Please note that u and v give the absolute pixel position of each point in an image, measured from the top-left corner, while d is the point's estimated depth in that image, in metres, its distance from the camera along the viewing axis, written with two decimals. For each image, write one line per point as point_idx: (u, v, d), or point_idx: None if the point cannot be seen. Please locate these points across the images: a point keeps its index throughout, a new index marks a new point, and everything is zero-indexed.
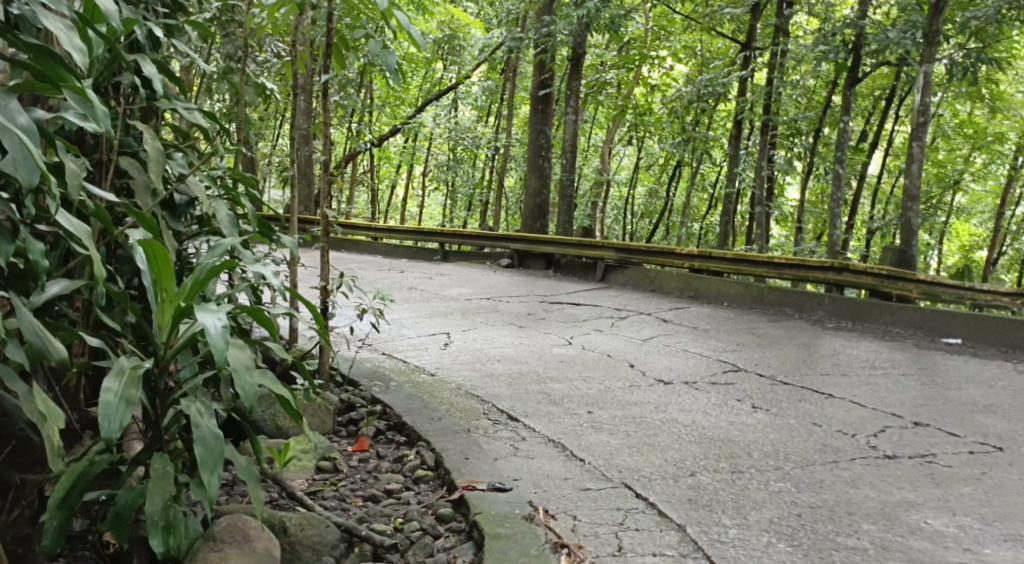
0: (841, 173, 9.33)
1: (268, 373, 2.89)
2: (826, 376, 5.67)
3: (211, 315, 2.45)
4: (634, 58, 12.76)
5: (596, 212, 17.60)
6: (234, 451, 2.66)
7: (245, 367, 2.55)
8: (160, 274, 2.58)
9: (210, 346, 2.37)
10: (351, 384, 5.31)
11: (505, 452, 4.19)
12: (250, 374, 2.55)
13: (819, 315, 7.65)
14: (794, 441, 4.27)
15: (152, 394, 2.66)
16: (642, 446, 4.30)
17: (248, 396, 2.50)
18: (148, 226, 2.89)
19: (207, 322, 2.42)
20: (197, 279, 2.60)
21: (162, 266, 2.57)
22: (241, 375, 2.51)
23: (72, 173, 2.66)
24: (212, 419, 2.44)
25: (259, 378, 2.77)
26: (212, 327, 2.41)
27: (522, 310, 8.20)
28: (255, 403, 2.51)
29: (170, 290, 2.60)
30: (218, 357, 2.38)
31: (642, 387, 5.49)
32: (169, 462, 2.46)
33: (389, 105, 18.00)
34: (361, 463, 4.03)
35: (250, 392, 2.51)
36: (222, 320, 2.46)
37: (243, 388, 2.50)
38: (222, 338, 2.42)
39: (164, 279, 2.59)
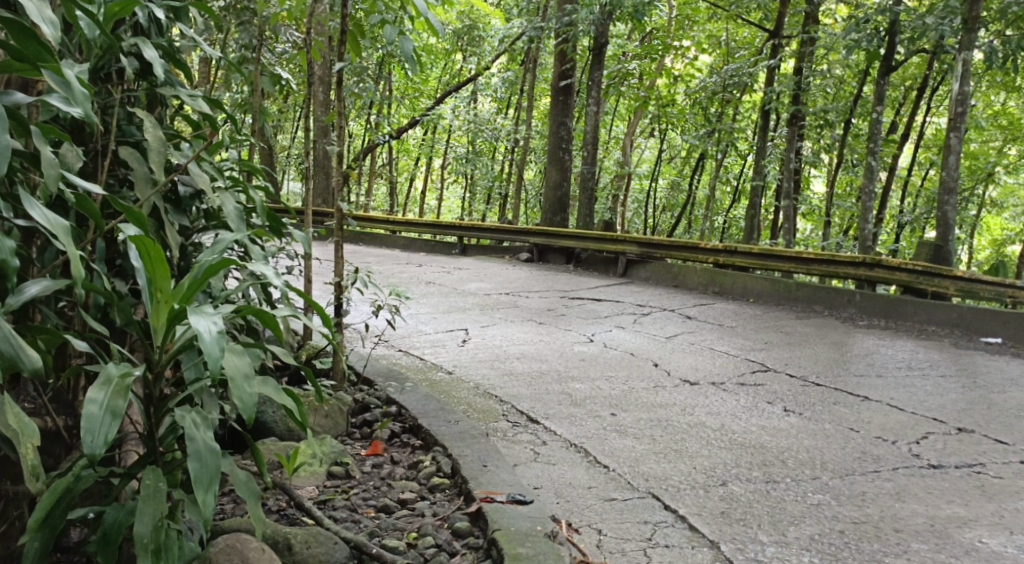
0: (873, 164, 9.03)
1: (271, 380, 2.70)
2: (861, 377, 5.44)
3: (205, 319, 2.27)
4: (658, 48, 12.54)
5: (618, 205, 17.39)
6: (233, 465, 2.48)
7: (244, 376, 2.36)
8: (154, 272, 2.39)
9: (204, 354, 2.19)
10: (366, 383, 5.14)
11: (525, 458, 4.01)
12: (250, 383, 2.36)
13: (850, 313, 7.40)
14: (831, 449, 4.04)
15: (145, 402, 2.49)
16: (669, 453, 4.09)
17: (247, 408, 2.31)
18: (138, 221, 2.72)
19: (201, 327, 2.24)
20: (195, 278, 2.42)
21: (155, 264, 2.38)
22: (239, 384, 2.32)
23: (48, 161, 2.53)
24: (208, 431, 2.26)
25: (259, 385, 2.59)
26: (205, 333, 2.22)
27: (542, 306, 7.99)
28: (255, 415, 2.32)
29: (165, 288, 2.42)
30: (212, 365, 2.20)
31: (667, 388, 5.27)
32: (161, 480, 2.32)
33: (408, 97, 17.85)
34: (375, 469, 3.85)
35: (249, 402, 2.32)
36: (219, 325, 2.27)
37: (242, 398, 2.32)
38: (217, 345, 2.23)
39: (159, 278, 2.41)
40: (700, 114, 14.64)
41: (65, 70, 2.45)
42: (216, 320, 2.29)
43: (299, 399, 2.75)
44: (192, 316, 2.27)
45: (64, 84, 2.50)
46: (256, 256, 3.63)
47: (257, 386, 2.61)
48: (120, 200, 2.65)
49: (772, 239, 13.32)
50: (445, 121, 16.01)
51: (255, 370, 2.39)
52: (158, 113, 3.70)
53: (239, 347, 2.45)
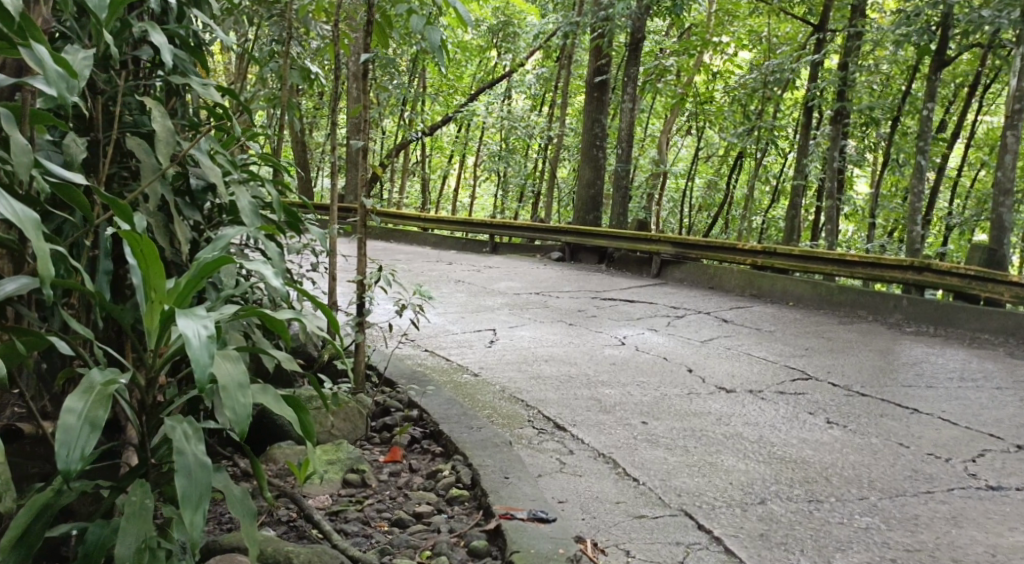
0: (923, 164, 8.68)
1: (271, 388, 2.52)
2: (910, 388, 5.15)
3: (194, 321, 2.08)
4: (696, 43, 12.24)
5: (652, 204, 17.09)
6: (227, 482, 2.33)
7: (237, 384, 2.18)
8: (148, 270, 2.21)
9: (190, 361, 2.01)
10: (387, 385, 4.95)
11: (550, 469, 3.81)
12: (245, 391, 2.19)
13: (896, 319, 7.09)
14: (878, 466, 3.78)
15: (138, 409, 2.33)
16: (703, 466, 3.85)
17: (241, 421, 2.14)
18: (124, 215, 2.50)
19: (189, 330, 2.06)
20: (191, 277, 2.22)
21: (149, 261, 2.20)
22: (232, 394, 2.15)
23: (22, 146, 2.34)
24: (199, 444, 2.10)
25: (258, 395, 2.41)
26: (193, 337, 2.04)
27: (573, 307, 7.75)
28: (248, 429, 2.14)
29: (160, 289, 2.23)
30: (200, 375, 2.01)
31: (702, 396, 5.01)
32: (150, 497, 2.18)
33: (441, 93, 17.66)
34: (392, 478, 3.65)
35: (242, 414, 2.14)
36: (210, 328, 2.09)
37: (235, 410, 2.14)
38: (206, 350, 2.05)
39: (152, 276, 2.23)
40: (739, 112, 14.32)
41: (35, 45, 2.29)
42: (207, 322, 2.11)
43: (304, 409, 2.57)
44: (181, 317, 2.09)
45: (37, 62, 2.32)
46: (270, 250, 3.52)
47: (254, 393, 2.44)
48: (107, 191, 2.46)
49: (813, 241, 12.97)
50: (479, 118, 15.82)
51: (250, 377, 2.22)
52: (173, 104, 3.52)
53: (233, 353, 2.27)
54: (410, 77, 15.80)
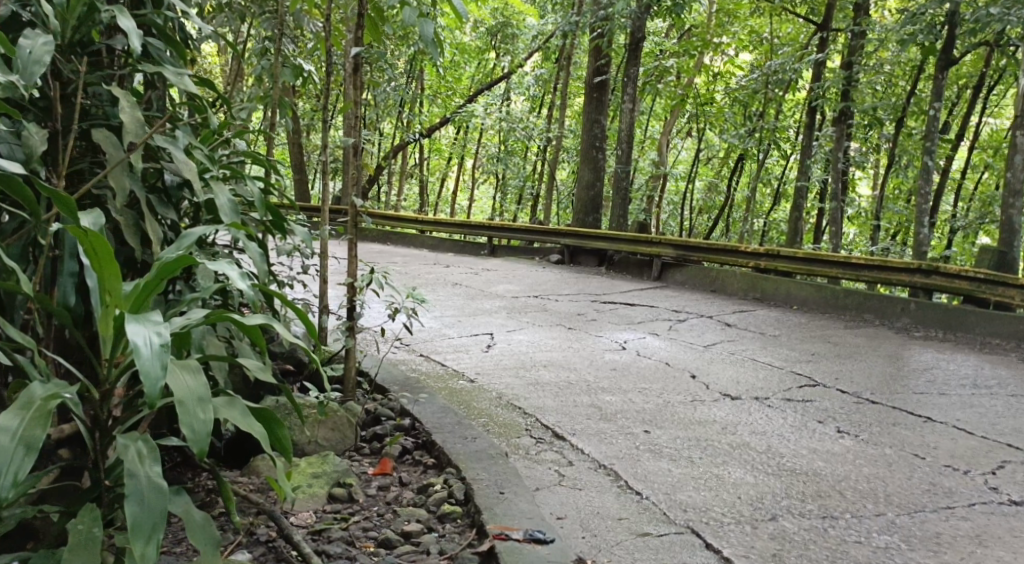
0: (930, 164, 8.46)
1: (239, 405, 2.53)
2: (922, 395, 4.96)
3: (146, 328, 2.14)
4: (697, 43, 12.03)
5: (652, 207, 16.86)
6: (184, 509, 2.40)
7: (198, 399, 2.24)
8: (103, 272, 2.27)
9: (140, 371, 2.06)
10: (380, 392, 4.75)
11: (548, 481, 3.62)
12: (205, 407, 2.24)
13: (903, 323, 6.90)
14: (895, 479, 3.59)
15: (92, 427, 2.39)
16: (709, 479, 3.65)
17: (199, 441, 2.18)
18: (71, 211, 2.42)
19: (139, 339, 2.11)
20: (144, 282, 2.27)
21: (104, 263, 2.26)
22: (190, 409, 2.21)
23: None
24: (153, 466, 2.21)
25: (222, 412, 2.44)
26: (144, 346, 2.09)
27: (572, 311, 7.55)
28: (208, 448, 2.18)
29: (115, 292, 2.29)
30: (150, 388, 2.06)
31: (706, 403, 4.81)
32: (98, 524, 2.24)
33: (440, 96, 17.46)
34: (380, 492, 3.47)
35: (199, 431, 2.19)
36: (163, 337, 2.15)
37: (193, 428, 2.19)
38: (157, 360, 2.10)
39: (108, 278, 2.28)
40: (741, 112, 14.09)
41: None
42: (162, 330, 2.17)
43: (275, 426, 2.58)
44: (132, 323, 2.15)
45: None
46: (250, 249, 3.42)
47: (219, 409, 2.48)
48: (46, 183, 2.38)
49: (816, 243, 12.73)
50: (477, 120, 15.60)
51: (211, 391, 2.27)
52: (148, 96, 3.40)
53: (193, 364, 2.33)
54: (406, 78, 15.59)
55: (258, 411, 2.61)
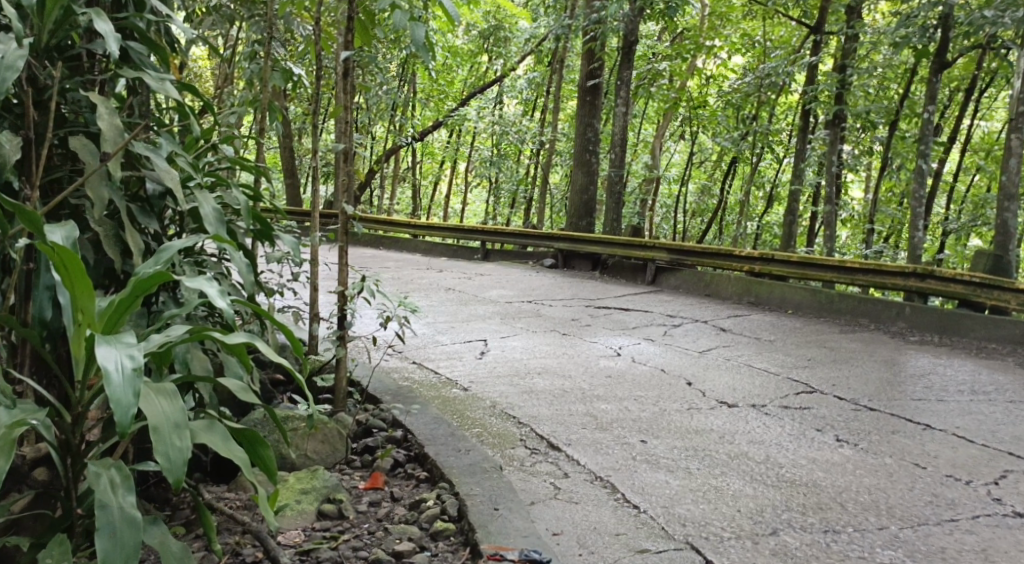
0: (925, 167, 8.40)
1: (220, 427, 2.51)
2: (920, 402, 4.90)
3: (117, 352, 2.12)
4: (690, 46, 11.99)
5: (645, 210, 16.82)
6: (160, 537, 2.41)
7: (173, 424, 2.22)
8: (75, 289, 2.24)
9: (111, 400, 2.04)
10: (372, 401, 4.68)
11: (543, 495, 3.55)
12: (181, 433, 2.22)
13: (900, 327, 6.84)
14: (897, 490, 3.53)
15: (63, 451, 2.37)
16: (707, 491, 3.58)
17: (175, 471, 2.17)
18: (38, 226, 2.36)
19: (111, 364, 2.08)
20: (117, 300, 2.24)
21: (77, 281, 2.23)
22: (164, 437, 2.18)
23: None
24: (127, 496, 2.21)
25: (201, 436, 2.41)
26: (115, 373, 2.06)
27: (566, 316, 7.48)
28: (183, 478, 2.17)
29: (87, 309, 2.26)
30: (121, 417, 2.04)
31: (703, 411, 4.75)
32: (65, 561, 2.23)
33: (432, 100, 17.38)
34: (371, 508, 3.41)
35: (175, 460, 2.18)
36: (135, 360, 2.12)
37: (169, 457, 2.17)
38: (129, 387, 2.08)
39: (80, 295, 2.26)
40: (733, 115, 14.04)
41: None
42: (134, 352, 2.14)
43: (257, 445, 2.56)
44: (103, 345, 2.13)
45: None
46: (236, 260, 3.33)
47: (197, 432, 2.44)
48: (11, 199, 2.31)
49: (810, 246, 12.69)
50: (470, 123, 15.51)
51: (187, 417, 2.25)
52: (130, 104, 3.37)
53: (169, 388, 2.30)
54: (398, 82, 15.50)
55: (242, 431, 2.58)
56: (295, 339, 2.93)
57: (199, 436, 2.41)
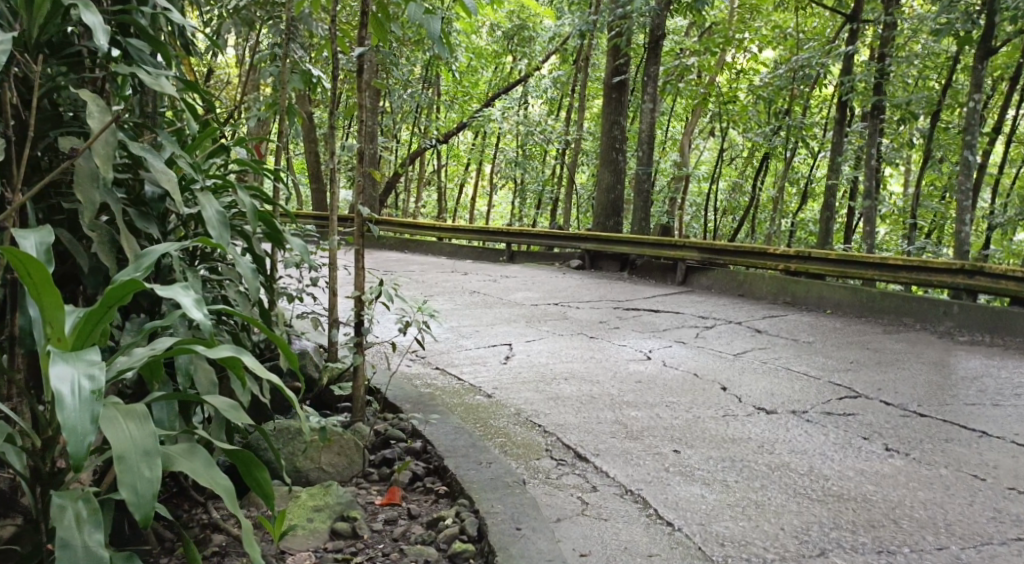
0: (970, 158, 8.04)
1: (203, 450, 2.37)
2: (973, 407, 4.61)
3: (75, 371, 2.02)
4: (719, 40, 11.67)
5: (675, 209, 16.49)
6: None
7: (142, 451, 2.11)
8: (43, 301, 2.10)
9: (64, 427, 1.95)
10: (391, 410, 4.46)
11: (571, 510, 3.33)
12: (151, 462, 2.11)
13: (946, 327, 6.53)
14: (955, 506, 3.30)
15: (32, 479, 2.26)
16: (747, 506, 3.34)
17: (141, 503, 2.06)
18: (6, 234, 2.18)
19: (66, 387, 1.99)
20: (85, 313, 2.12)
21: (44, 291, 2.09)
22: (130, 466, 2.08)
23: None
24: (93, 533, 2.12)
25: (179, 462, 2.28)
26: (68, 397, 1.97)
27: (593, 318, 7.24)
28: (150, 512, 2.06)
29: (55, 323, 2.12)
30: (74, 448, 1.95)
31: (739, 418, 4.49)
32: None
33: (456, 101, 17.20)
34: (387, 526, 3.19)
35: (141, 491, 2.07)
36: (94, 381, 2.02)
37: (136, 489, 2.06)
38: (86, 413, 1.98)
39: (48, 308, 2.12)
40: (765, 110, 13.72)
41: None
42: (94, 372, 2.04)
43: (244, 463, 2.43)
44: (61, 363, 2.03)
45: None
46: (240, 264, 3.13)
47: (177, 458, 2.30)
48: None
49: (847, 243, 12.33)
50: (495, 124, 15.25)
51: (157, 443, 2.13)
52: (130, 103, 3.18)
53: (139, 410, 2.19)
54: (423, 83, 15.29)
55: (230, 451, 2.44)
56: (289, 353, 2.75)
57: (177, 463, 2.27)
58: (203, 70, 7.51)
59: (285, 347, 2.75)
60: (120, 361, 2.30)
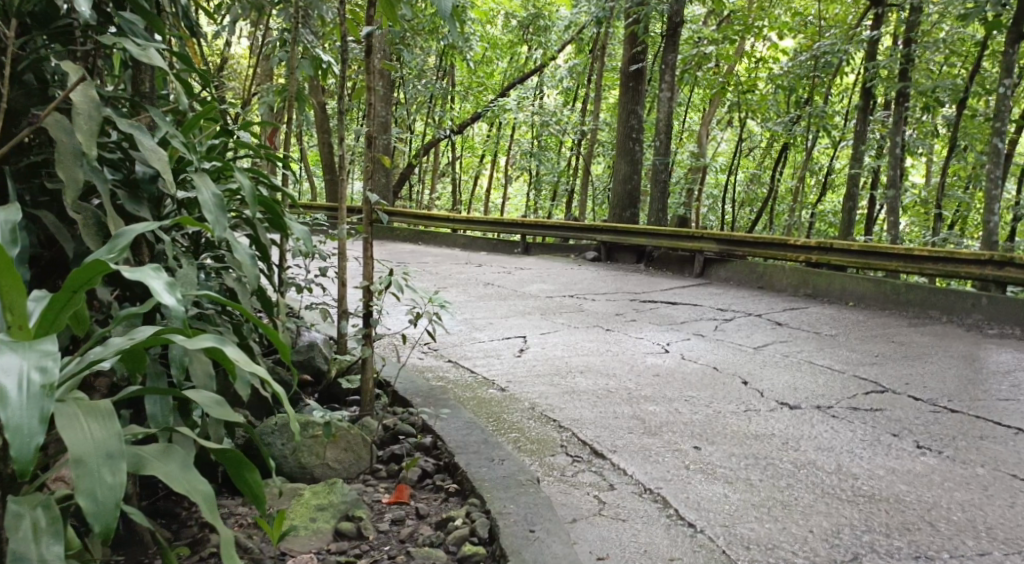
0: (1000, 146, 7.79)
1: (182, 451, 2.22)
2: (1007, 403, 4.42)
3: (26, 363, 1.92)
4: (738, 28, 11.43)
5: (693, 201, 16.24)
6: None
7: (104, 454, 1.97)
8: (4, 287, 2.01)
9: (9, 428, 1.85)
10: (401, 404, 4.29)
11: (588, 509, 3.18)
12: (114, 466, 1.97)
13: (974, 319, 6.32)
14: (995, 508, 3.15)
15: None
16: (773, 506, 3.17)
17: (101, 512, 1.92)
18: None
19: (13, 381, 1.89)
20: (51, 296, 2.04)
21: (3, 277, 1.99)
22: (91, 471, 1.94)
23: None
24: (54, 544, 2.00)
25: (153, 464, 2.13)
26: (13, 393, 1.87)
27: (610, 310, 7.05)
28: (111, 522, 1.92)
29: (18, 310, 2.02)
30: (19, 448, 1.85)
31: (762, 413, 4.31)
32: None
33: (471, 93, 17.00)
34: (395, 527, 3.04)
35: (100, 498, 1.93)
36: (45, 373, 1.92)
37: (95, 496, 1.92)
38: (34, 410, 1.88)
39: (10, 294, 2.02)
40: (784, 100, 13.48)
41: None
42: (46, 363, 1.94)
43: (229, 461, 2.29)
44: (11, 354, 1.93)
45: None
46: (237, 249, 2.98)
47: (152, 460, 2.15)
48: None
49: (869, 234, 12.07)
50: (510, 114, 15.04)
51: (121, 445, 1.99)
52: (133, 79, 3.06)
53: (104, 408, 2.05)
54: (437, 73, 15.13)
55: (214, 449, 2.29)
56: (284, 345, 2.58)
57: (149, 467, 2.12)
58: (213, 58, 7.36)
59: (281, 340, 2.58)
60: (94, 351, 2.17)
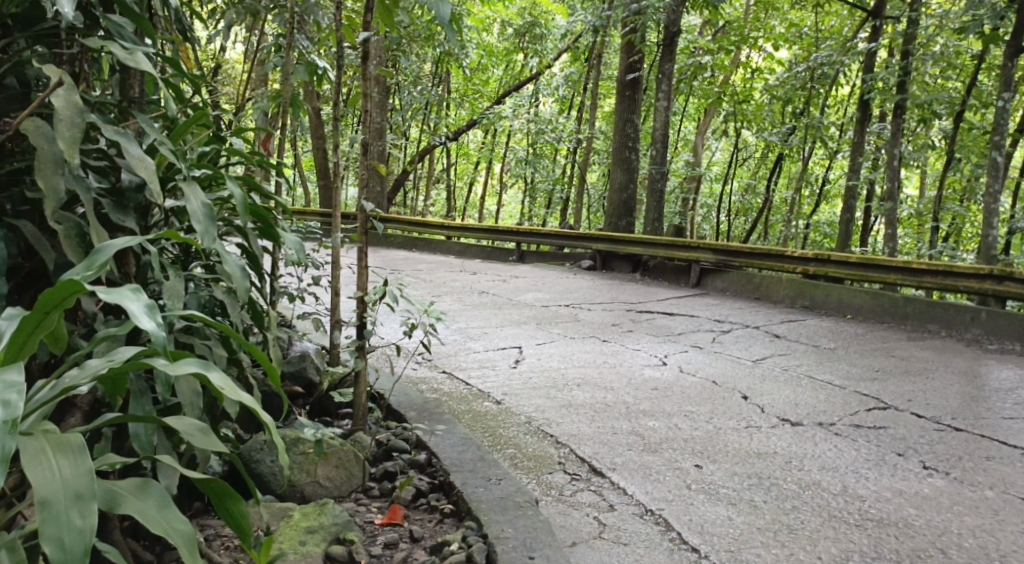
0: (1000, 159, 7.72)
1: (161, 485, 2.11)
2: (1012, 421, 4.33)
3: None
4: (735, 38, 11.36)
5: (687, 210, 16.17)
6: None
7: (73, 496, 1.87)
8: None
9: None
10: (395, 418, 4.18)
11: (587, 533, 3.08)
12: (83, 508, 1.87)
13: (975, 334, 6.24)
14: (1007, 535, 3.06)
15: None
16: (780, 531, 3.07)
17: (67, 560, 1.82)
18: None
19: None
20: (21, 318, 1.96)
21: None
22: (57, 515, 1.84)
23: None
24: None
25: (128, 500, 2.02)
26: None
27: (606, 321, 6.95)
28: None
29: None
30: None
31: (763, 429, 4.22)
32: None
33: (465, 100, 16.91)
34: (388, 551, 2.94)
35: (65, 543, 1.83)
36: (8, 408, 1.83)
37: (62, 542, 1.82)
38: None
39: None
40: (779, 111, 13.44)
41: None
42: (10, 398, 1.84)
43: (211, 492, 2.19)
44: None
45: None
46: (227, 262, 2.88)
47: (127, 496, 2.04)
48: None
49: (864, 245, 11.99)
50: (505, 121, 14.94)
51: (91, 485, 1.89)
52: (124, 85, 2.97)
53: (74, 442, 1.94)
54: (431, 80, 15.02)
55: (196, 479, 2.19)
56: (274, 368, 2.46)
57: (124, 504, 2.01)
58: (206, 62, 7.25)
59: (270, 362, 2.46)
60: (70, 375, 2.08)
